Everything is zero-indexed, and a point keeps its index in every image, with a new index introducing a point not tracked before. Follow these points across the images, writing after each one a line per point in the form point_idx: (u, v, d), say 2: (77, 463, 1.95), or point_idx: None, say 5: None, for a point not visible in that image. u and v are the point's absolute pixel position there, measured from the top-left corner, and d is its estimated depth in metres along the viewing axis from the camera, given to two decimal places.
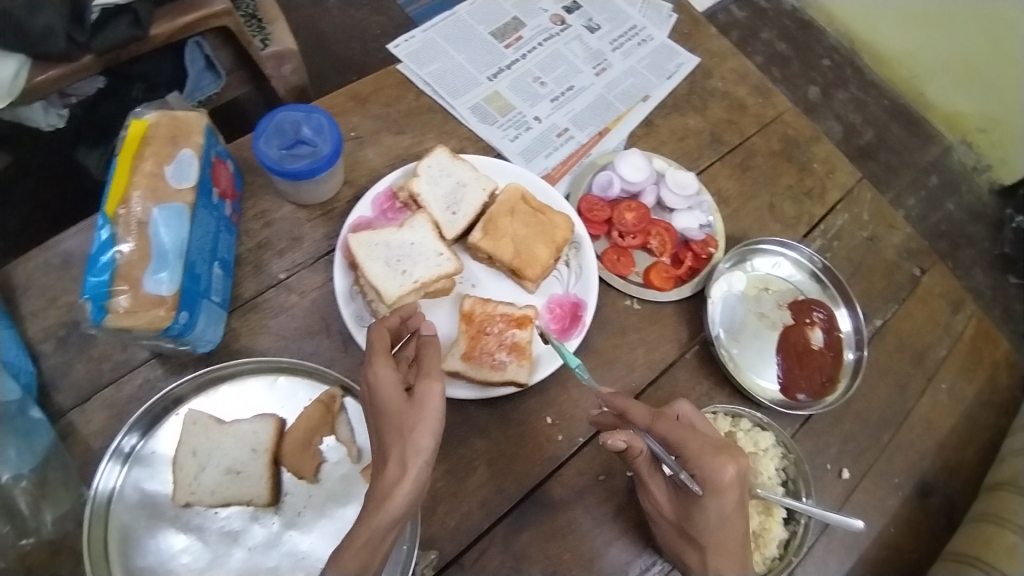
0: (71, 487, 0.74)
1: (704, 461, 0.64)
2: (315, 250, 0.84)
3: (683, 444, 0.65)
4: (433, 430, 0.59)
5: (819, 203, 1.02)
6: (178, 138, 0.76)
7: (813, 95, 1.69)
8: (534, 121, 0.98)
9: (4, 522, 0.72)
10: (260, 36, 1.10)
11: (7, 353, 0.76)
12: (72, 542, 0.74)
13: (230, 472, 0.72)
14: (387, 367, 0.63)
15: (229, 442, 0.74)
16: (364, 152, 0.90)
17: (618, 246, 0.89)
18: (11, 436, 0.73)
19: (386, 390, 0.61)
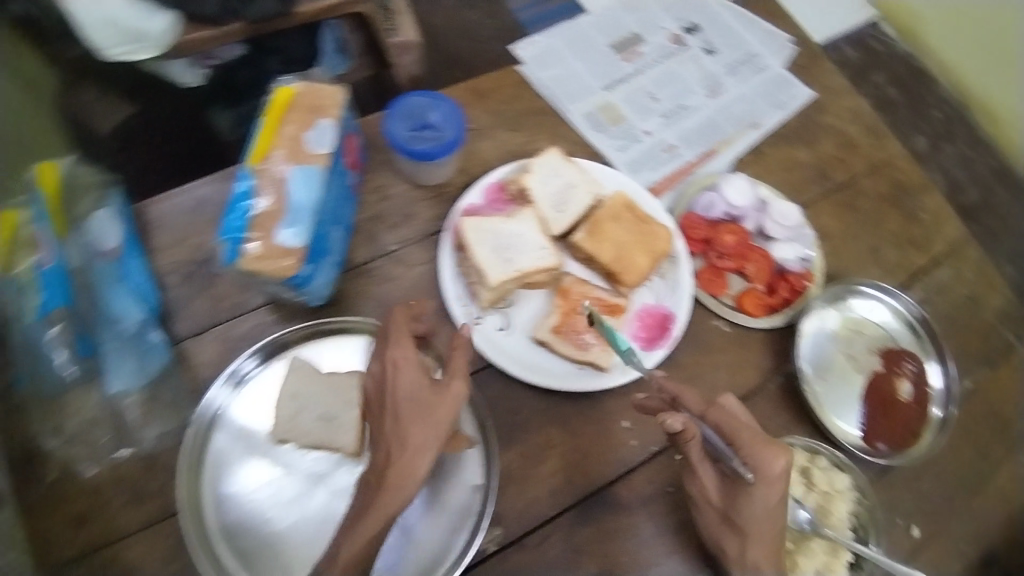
0: (176, 409, 0.82)
1: (756, 449, 0.66)
2: (424, 229, 0.89)
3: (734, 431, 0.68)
4: (445, 423, 0.66)
5: (922, 253, 1.00)
6: (320, 107, 0.82)
7: (918, 146, 1.64)
8: (644, 134, 1.00)
9: (111, 429, 0.79)
10: (388, 26, 1.17)
11: (135, 279, 0.83)
12: (165, 459, 0.80)
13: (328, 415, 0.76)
14: (403, 366, 0.68)
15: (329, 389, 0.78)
16: (480, 143, 0.94)
17: (713, 266, 0.90)
18: (131, 353, 0.80)
19: (391, 386, 0.68)
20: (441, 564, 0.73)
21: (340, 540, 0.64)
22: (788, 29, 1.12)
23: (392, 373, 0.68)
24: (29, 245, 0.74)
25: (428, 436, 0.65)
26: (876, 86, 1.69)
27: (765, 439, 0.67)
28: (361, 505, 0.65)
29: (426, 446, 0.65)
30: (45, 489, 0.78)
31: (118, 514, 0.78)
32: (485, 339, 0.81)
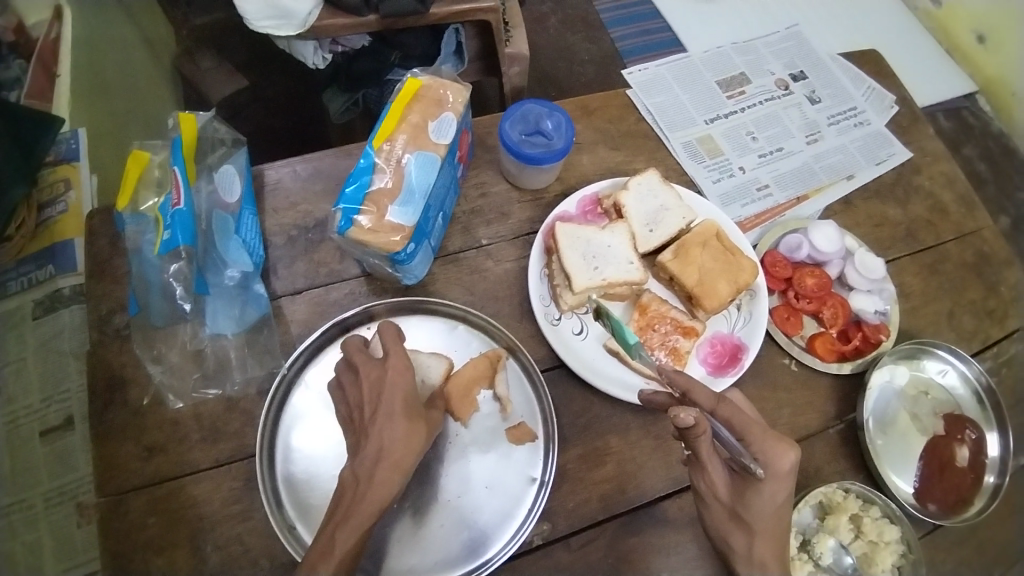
0: (264, 360, 0.84)
1: (766, 446, 0.67)
2: (517, 228, 0.93)
3: (745, 426, 0.68)
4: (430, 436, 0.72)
5: (998, 325, 1.00)
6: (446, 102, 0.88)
7: (1003, 226, 1.64)
8: (738, 170, 1.03)
9: (204, 369, 0.83)
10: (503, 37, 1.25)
11: (248, 233, 0.86)
12: (247, 404, 0.82)
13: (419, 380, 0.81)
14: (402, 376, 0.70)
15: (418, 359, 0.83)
16: (580, 156, 0.99)
17: (790, 305, 0.92)
18: (237, 300, 0.84)
19: (384, 394, 0.69)
20: (489, 545, 0.76)
21: (330, 532, 0.63)
22: (893, 89, 1.14)
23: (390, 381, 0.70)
24: (152, 186, 0.85)
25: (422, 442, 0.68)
26: (965, 159, 1.68)
27: (772, 435, 0.68)
28: (347, 502, 0.65)
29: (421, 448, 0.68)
30: (132, 414, 0.81)
31: (192, 449, 0.80)
32: (561, 340, 0.85)
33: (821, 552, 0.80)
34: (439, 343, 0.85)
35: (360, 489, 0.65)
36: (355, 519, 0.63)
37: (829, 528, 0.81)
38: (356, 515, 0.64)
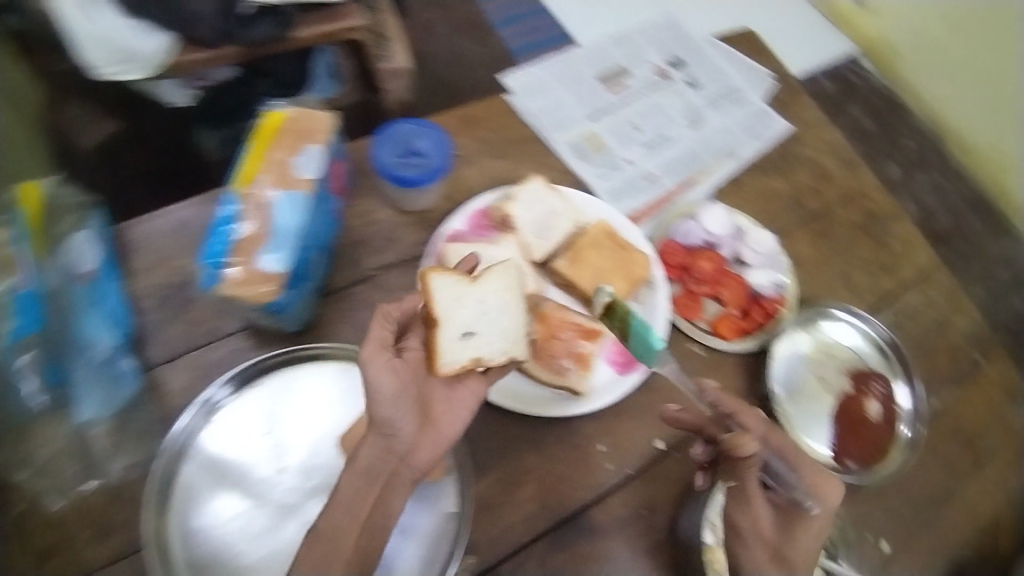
0: (145, 439, 0.79)
1: (819, 481, 0.69)
2: (404, 254, 0.91)
3: (804, 457, 0.71)
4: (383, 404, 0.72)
5: (891, 278, 1.03)
6: (310, 134, 0.84)
7: (894, 174, 1.68)
8: (625, 163, 1.03)
9: (81, 459, 0.77)
10: (379, 52, 1.22)
11: (109, 301, 0.81)
12: (134, 488, 0.76)
13: (460, 333, 0.78)
14: (393, 370, 0.74)
15: (467, 296, 0.80)
16: (464, 170, 0.97)
17: (689, 291, 0.93)
18: (102, 382, 0.78)
19: (374, 393, 0.72)
20: None
21: None
22: (768, 63, 1.17)
23: (376, 372, 0.72)
24: None
25: (427, 446, 0.74)
26: (853, 118, 1.73)
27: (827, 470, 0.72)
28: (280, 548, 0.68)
29: (426, 452, 0.74)
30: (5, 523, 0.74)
31: (77, 553, 0.73)
32: None
33: None
34: (335, 391, 0.82)
35: (346, 493, 0.70)
36: (349, 528, 0.68)
37: None
38: (337, 521, 0.69)
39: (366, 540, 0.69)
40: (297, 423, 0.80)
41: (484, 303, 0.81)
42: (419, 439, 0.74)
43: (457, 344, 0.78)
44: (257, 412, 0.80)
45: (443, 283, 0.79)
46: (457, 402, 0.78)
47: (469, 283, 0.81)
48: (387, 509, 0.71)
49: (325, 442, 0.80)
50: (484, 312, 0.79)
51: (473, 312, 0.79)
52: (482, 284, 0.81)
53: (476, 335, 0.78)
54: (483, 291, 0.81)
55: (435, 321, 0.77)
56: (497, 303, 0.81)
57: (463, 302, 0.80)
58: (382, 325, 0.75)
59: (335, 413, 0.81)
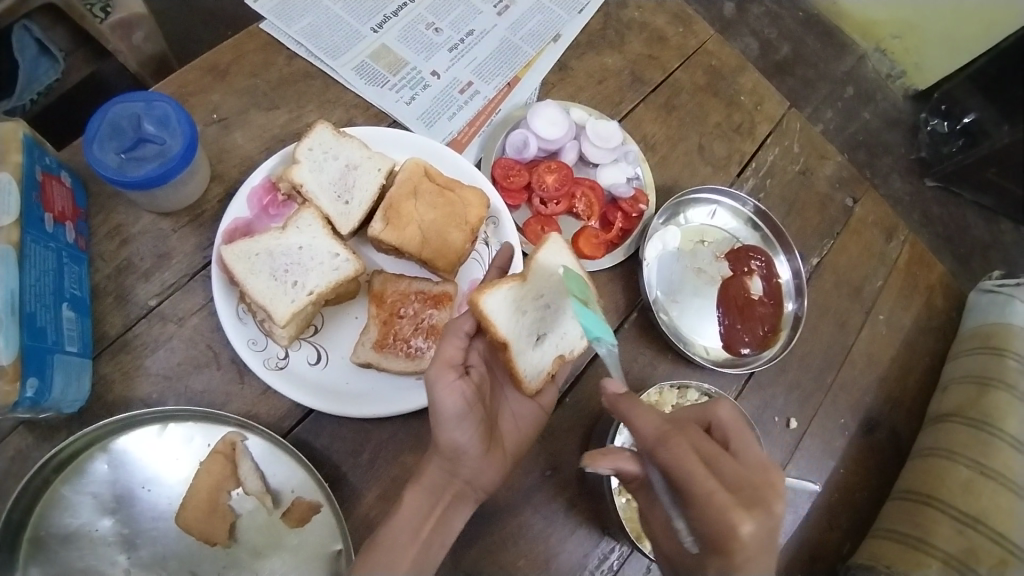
0: None
1: (710, 517, 0.46)
2: (188, 265, 0.73)
3: (692, 484, 0.48)
4: (443, 426, 0.62)
5: (749, 138, 0.95)
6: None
7: (728, 10, 1.39)
8: (431, 77, 0.84)
9: None
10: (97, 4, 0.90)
11: None
12: None
13: (532, 341, 0.69)
14: (466, 392, 0.62)
15: (531, 296, 0.68)
16: (232, 136, 0.77)
17: (541, 214, 0.80)
18: None
19: (447, 420, 0.61)
20: None
21: None
22: None
23: (444, 395, 0.61)
24: None
25: (493, 468, 0.65)
26: None
27: (741, 495, 0.47)
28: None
29: (493, 473, 0.65)
30: None
31: None
32: (297, 380, 0.67)
33: None
34: (155, 460, 0.66)
35: (408, 512, 0.62)
36: (402, 551, 0.59)
37: None
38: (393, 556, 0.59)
39: (424, 554, 0.61)
40: (121, 515, 0.65)
41: (548, 295, 0.68)
42: (486, 462, 0.64)
43: (532, 355, 0.69)
44: (65, 522, 0.63)
45: (498, 300, 0.65)
46: (522, 413, 0.70)
47: (523, 283, 0.67)
48: (447, 531, 0.63)
49: (166, 522, 0.66)
50: (555, 309, 0.69)
51: (536, 315, 0.68)
52: (538, 272, 0.67)
53: (549, 335, 0.70)
54: (543, 284, 0.68)
55: (505, 345, 0.66)
56: (558, 296, 0.68)
57: (524, 311, 0.67)
58: (454, 342, 0.62)
59: (166, 485, 0.66)
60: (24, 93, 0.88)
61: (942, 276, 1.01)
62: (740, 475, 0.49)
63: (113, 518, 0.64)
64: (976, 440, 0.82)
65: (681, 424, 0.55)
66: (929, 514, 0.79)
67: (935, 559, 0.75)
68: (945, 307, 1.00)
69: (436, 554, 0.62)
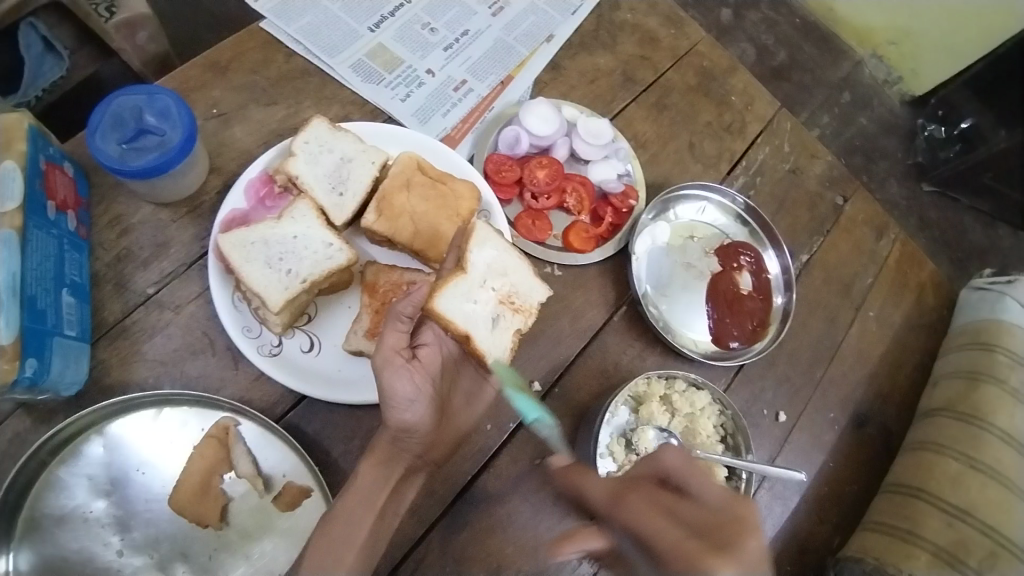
0: None
1: (686, 573, 0.46)
2: (186, 255, 0.75)
3: (659, 539, 0.50)
4: (393, 412, 0.63)
5: (739, 137, 0.97)
6: None
7: (724, 18, 1.41)
8: (426, 75, 0.86)
9: None
10: (102, 3, 0.92)
11: None
12: None
13: (488, 323, 0.70)
14: (414, 376, 0.63)
15: (475, 286, 0.70)
16: (231, 130, 0.79)
17: (532, 209, 0.81)
18: None
19: (400, 404, 0.62)
20: None
21: None
22: None
23: (393, 380, 0.62)
24: None
25: (445, 439, 0.69)
26: None
27: (710, 540, 0.49)
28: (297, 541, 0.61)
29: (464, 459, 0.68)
30: None
31: None
32: (290, 367, 0.69)
33: (646, 446, 0.75)
34: (151, 444, 0.68)
35: (364, 486, 0.63)
36: (358, 522, 0.62)
37: (644, 419, 0.76)
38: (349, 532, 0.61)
39: (378, 528, 0.63)
40: (116, 496, 0.66)
41: (488, 280, 0.71)
42: (439, 433, 0.68)
43: (492, 336, 0.69)
44: (61, 503, 0.64)
45: (449, 299, 0.68)
46: (473, 388, 0.72)
47: (465, 275, 0.69)
48: (397, 508, 0.66)
49: (159, 505, 0.67)
50: (496, 292, 0.71)
51: (487, 300, 0.70)
52: (474, 264, 0.71)
53: (502, 314, 0.71)
54: (480, 274, 0.70)
55: (466, 336, 0.68)
56: (497, 280, 0.71)
57: (475, 298, 0.70)
58: (395, 330, 0.63)
59: (160, 468, 0.68)
60: (29, 89, 0.91)
61: (932, 274, 1.02)
62: (703, 520, 0.51)
63: (107, 500, 0.66)
64: (965, 435, 0.84)
65: (635, 481, 0.59)
66: (918, 506, 0.80)
67: (923, 550, 0.76)
68: (936, 305, 1.01)
69: (390, 521, 0.65)
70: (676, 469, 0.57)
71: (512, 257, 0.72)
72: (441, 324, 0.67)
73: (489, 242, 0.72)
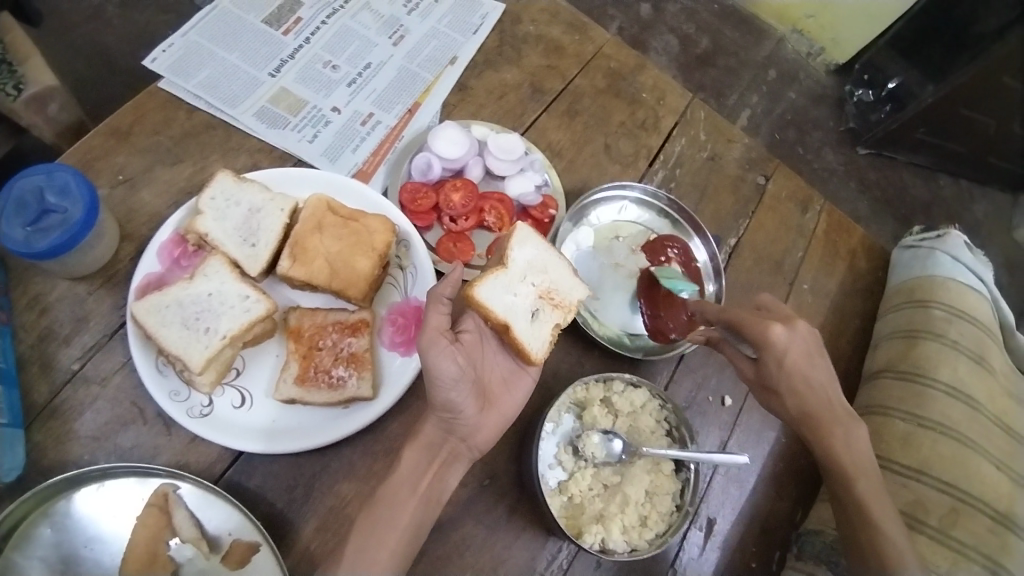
0: None
1: (754, 329, 0.70)
2: (107, 325, 0.75)
3: (737, 318, 0.72)
4: (438, 390, 0.65)
5: (654, 132, 0.98)
6: None
7: (644, 12, 1.43)
8: (332, 113, 0.86)
9: None
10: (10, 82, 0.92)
11: None
12: None
13: (529, 315, 0.72)
14: (456, 357, 0.65)
15: (516, 280, 0.72)
16: (140, 195, 0.79)
17: (452, 231, 0.82)
18: None
19: (446, 386, 0.64)
20: None
21: None
22: None
23: (438, 361, 0.63)
24: None
25: (488, 426, 0.70)
26: None
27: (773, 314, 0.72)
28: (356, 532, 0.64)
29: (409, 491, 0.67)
30: None
31: None
32: (222, 425, 0.68)
33: (592, 451, 0.75)
34: (97, 520, 0.67)
35: (408, 468, 0.67)
36: (402, 502, 0.65)
37: (589, 424, 0.76)
38: (391, 512, 0.64)
39: (422, 510, 0.66)
40: None
41: (529, 276, 0.73)
42: (481, 419, 0.69)
43: (532, 327, 0.72)
44: None
45: (490, 289, 0.70)
46: (510, 377, 0.74)
47: (505, 270, 0.72)
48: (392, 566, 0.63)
49: None
50: (538, 287, 0.73)
51: (527, 294, 0.73)
52: (515, 261, 0.73)
53: (542, 308, 0.73)
54: (521, 270, 0.73)
55: (506, 326, 0.70)
56: (538, 277, 0.74)
57: (517, 291, 0.72)
58: (438, 310, 0.65)
59: (109, 543, 0.67)
60: None
61: (863, 239, 1.04)
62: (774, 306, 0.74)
63: None
64: (909, 393, 0.86)
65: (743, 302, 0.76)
66: None
67: None
68: (869, 269, 1.02)
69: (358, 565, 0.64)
70: (770, 303, 0.74)
71: (550, 255, 0.75)
72: (481, 312, 0.70)
73: (527, 245, 0.74)
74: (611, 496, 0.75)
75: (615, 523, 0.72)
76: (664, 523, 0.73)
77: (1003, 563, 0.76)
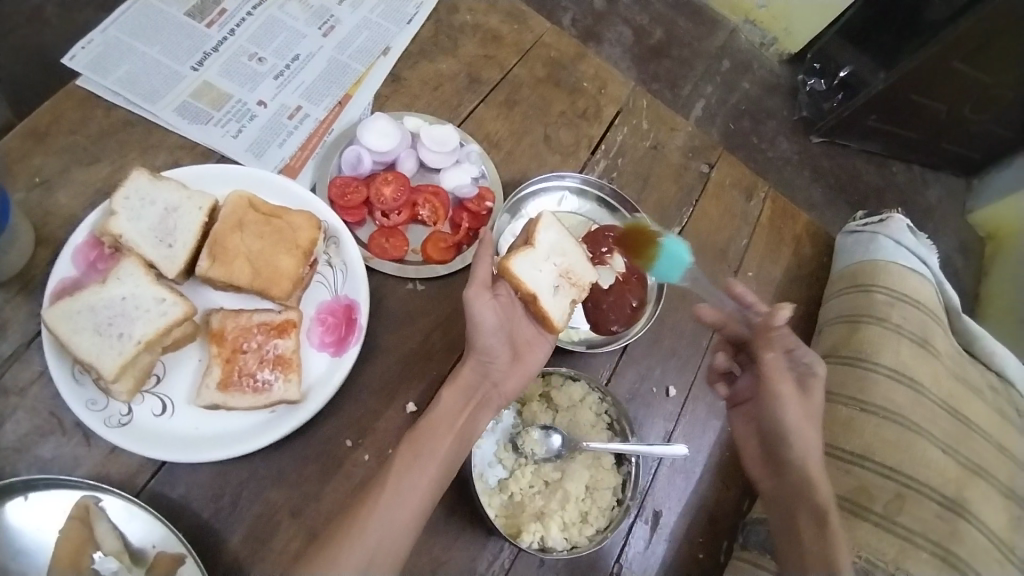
0: None
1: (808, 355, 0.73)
2: (23, 333, 0.71)
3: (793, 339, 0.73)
4: (482, 335, 0.68)
5: (596, 122, 0.97)
6: None
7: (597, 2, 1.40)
8: (258, 107, 0.83)
9: None
10: None
11: None
12: None
13: (552, 289, 0.73)
14: (495, 309, 0.68)
15: (541, 257, 0.73)
16: (55, 196, 0.75)
17: (384, 227, 0.79)
18: None
19: (486, 333, 0.68)
20: None
21: None
22: None
23: (482, 310, 0.67)
24: None
25: (518, 376, 0.72)
26: None
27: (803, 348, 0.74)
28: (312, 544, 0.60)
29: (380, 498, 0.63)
30: None
31: None
32: (142, 434, 0.65)
33: (531, 448, 0.74)
34: (19, 535, 0.63)
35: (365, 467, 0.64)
36: (439, 437, 0.65)
37: (529, 420, 0.76)
38: (432, 447, 0.65)
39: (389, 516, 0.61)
40: None
41: (553, 257, 0.74)
42: (511, 368, 0.72)
43: (555, 300, 0.73)
44: None
45: (521, 263, 0.72)
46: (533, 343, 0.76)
47: (533, 247, 0.73)
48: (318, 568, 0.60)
49: None
50: (563, 266, 0.74)
51: (550, 271, 0.73)
52: (541, 242, 0.74)
53: (563, 285, 0.74)
54: (546, 249, 0.74)
55: (533, 297, 0.71)
56: (562, 257, 0.75)
57: (543, 267, 0.73)
58: (486, 263, 0.67)
59: (33, 558, 0.63)
60: None
61: (808, 224, 1.03)
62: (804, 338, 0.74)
63: None
64: (852, 376, 0.86)
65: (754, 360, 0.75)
66: None
67: None
68: (815, 254, 1.02)
69: None
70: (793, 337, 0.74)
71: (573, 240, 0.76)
72: (512, 283, 0.71)
73: (555, 228, 0.75)
74: (552, 492, 0.72)
75: (554, 521, 0.70)
76: (605, 518, 0.72)
77: (953, 549, 0.77)
